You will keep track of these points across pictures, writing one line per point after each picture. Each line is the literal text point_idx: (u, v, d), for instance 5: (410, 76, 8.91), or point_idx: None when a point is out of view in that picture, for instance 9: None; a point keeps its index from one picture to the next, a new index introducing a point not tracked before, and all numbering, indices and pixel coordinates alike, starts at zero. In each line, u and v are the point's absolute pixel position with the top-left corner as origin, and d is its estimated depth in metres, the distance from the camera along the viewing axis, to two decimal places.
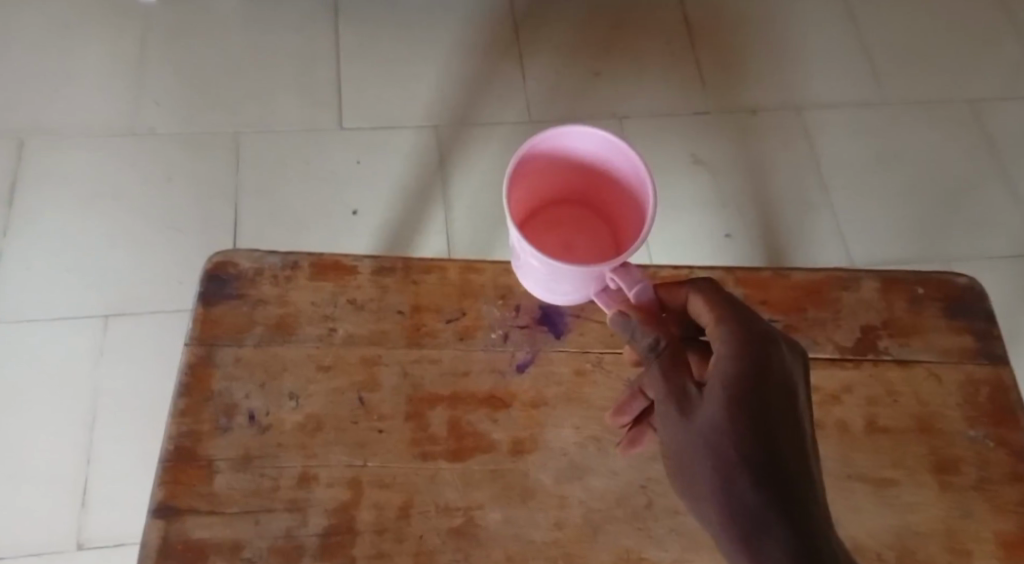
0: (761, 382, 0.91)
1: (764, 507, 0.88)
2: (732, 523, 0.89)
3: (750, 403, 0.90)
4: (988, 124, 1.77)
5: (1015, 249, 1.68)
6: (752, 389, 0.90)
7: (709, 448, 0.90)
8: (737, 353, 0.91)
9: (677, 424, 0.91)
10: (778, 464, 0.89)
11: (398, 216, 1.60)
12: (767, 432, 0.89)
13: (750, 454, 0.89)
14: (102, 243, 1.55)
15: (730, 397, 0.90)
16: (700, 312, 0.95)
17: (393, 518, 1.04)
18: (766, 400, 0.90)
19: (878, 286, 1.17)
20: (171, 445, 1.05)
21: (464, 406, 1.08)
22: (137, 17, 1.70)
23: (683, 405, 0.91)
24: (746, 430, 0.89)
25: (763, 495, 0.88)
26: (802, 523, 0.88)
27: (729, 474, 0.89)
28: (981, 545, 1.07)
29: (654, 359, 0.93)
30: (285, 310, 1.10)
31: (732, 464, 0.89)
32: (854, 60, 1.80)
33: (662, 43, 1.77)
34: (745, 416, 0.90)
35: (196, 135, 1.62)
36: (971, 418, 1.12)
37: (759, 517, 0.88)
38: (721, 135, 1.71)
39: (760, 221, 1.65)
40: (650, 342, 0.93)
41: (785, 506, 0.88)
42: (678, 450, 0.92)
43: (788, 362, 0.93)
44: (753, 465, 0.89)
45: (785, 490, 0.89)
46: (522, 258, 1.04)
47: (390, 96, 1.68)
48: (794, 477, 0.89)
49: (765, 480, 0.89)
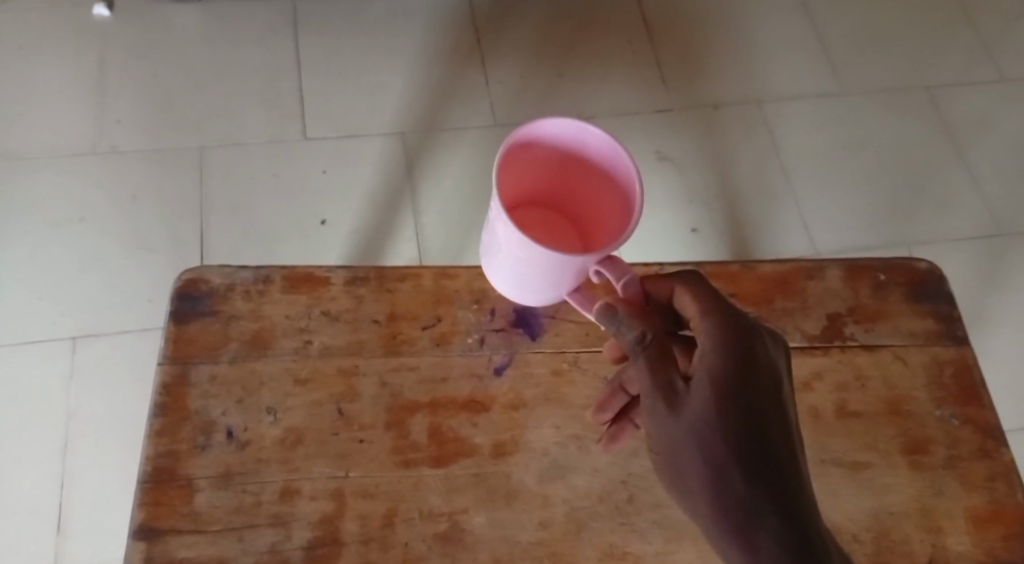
0: (748, 375, 0.92)
1: (755, 500, 0.90)
2: (724, 518, 0.91)
3: (739, 398, 0.91)
4: (942, 109, 1.81)
5: (969, 229, 1.72)
6: (740, 384, 0.92)
7: (700, 444, 0.91)
8: (723, 347, 0.93)
9: (667, 419, 0.92)
10: (768, 455, 0.91)
11: (364, 223, 1.60)
12: (756, 424, 0.91)
13: (741, 447, 0.91)
14: (66, 264, 1.53)
15: (718, 392, 0.91)
16: (686, 307, 0.97)
17: (378, 528, 1.04)
18: (754, 394, 0.92)
19: (843, 274, 1.19)
20: (151, 466, 1.04)
21: (444, 412, 1.08)
22: (92, 35, 1.68)
23: (671, 400, 0.92)
24: (736, 424, 0.91)
25: (754, 489, 0.90)
26: (792, 512, 0.90)
27: (721, 469, 0.91)
28: (954, 521, 1.09)
29: (641, 352, 0.93)
30: (259, 325, 1.10)
31: (724, 459, 0.91)
32: (808, 51, 1.84)
33: (623, 43, 1.79)
34: (733, 410, 0.91)
35: (158, 152, 1.61)
36: (938, 398, 1.14)
37: (752, 511, 0.90)
38: (683, 130, 1.73)
39: (725, 213, 1.67)
40: (636, 335, 0.93)
41: (777, 499, 0.90)
42: (669, 446, 0.93)
43: (773, 354, 0.95)
44: (744, 459, 0.90)
45: (776, 482, 0.90)
46: (498, 261, 1.03)
47: (354, 105, 1.68)
48: (784, 469, 0.91)
49: (756, 472, 0.90)
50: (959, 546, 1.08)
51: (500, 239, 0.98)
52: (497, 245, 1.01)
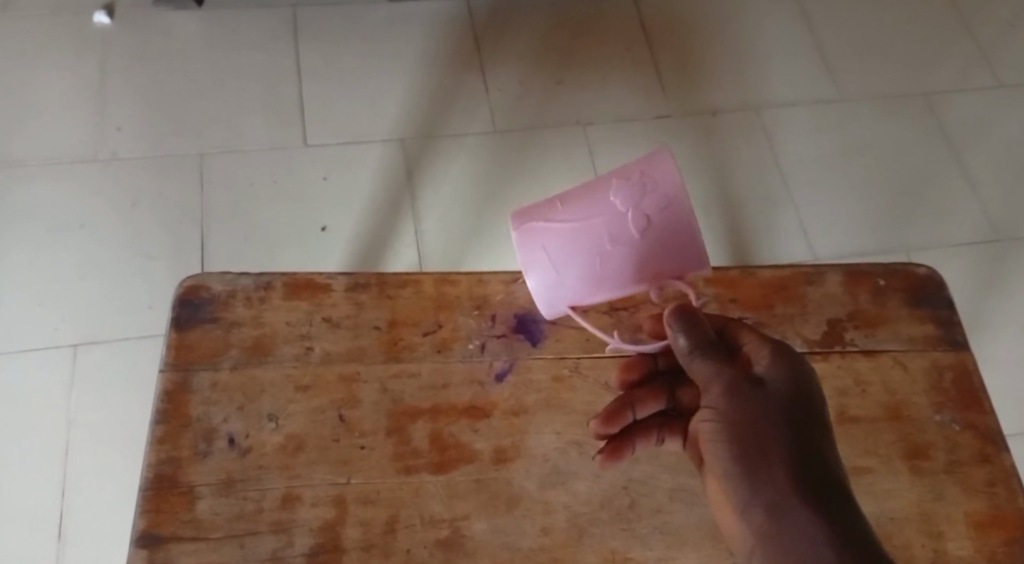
0: (800, 376, 0.97)
1: (816, 491, 0.94)
2: (788, 510, 0.93)
3: (799, 402, 0.96)
4: (940, 115, 1.81)
5: (968, 235, 1.72)
6: (800, 389, 0.97)
7: (765, 440, 0.95)
8: (783, 355, 0.98)
9: (732, 416, 0.96)
10: (821, 451, 0.96)
11: (364, 229, 1.60)
12: (812, 425, 0.96)
13: (800, 442, 0.95)
14: (67, 271, 1.53)
15: (781, 394, 0.96)
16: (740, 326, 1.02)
17: (380, 534, 1.04)
18: (811, 401, 0.97)
19: (842, 279, 1.19)
20: (152, 472, 1.04)
21: (445, 418, 1.08)
22: (93, 43, 1.68)
23: (736, 397, 0.96)
24: (796, 426, 0.95)
25: (814, 486, 0.94)
26: (849, 503, 0.94)
27: (784, 465, 0.94)
28: (955, 526, 1.09)
29: (708, 351, 0.97)
30: (260, 332, 1.10)
31: (785, 452, 0.94)
32: (807, 57, 1.84)
33: (621, 50, 1.79)
34: (791, 409, 0.96)
35: (158, 159, 1.61)
36: (938, 404, 1.14)
37: (815, 506, 0.93)
38: (682, 137, 1.73)
39: (723, 219, 1.68)
40: (705, 336, 0.98)
41: (835, 498, 0.94)
42: (730, 442, 0.96)
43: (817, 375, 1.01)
44: (803, 453, 0.95)
45: (832, 483, 0.94)
46: (555, 241, 1.02)
47: (354, 112, 1.68)
48: (837, 474, 0.96)
49: (814, 465, 0.95)
50: (960, 551, 1.08)
51: (609, 222, 0.99)
52: (585, 225, 1.00)
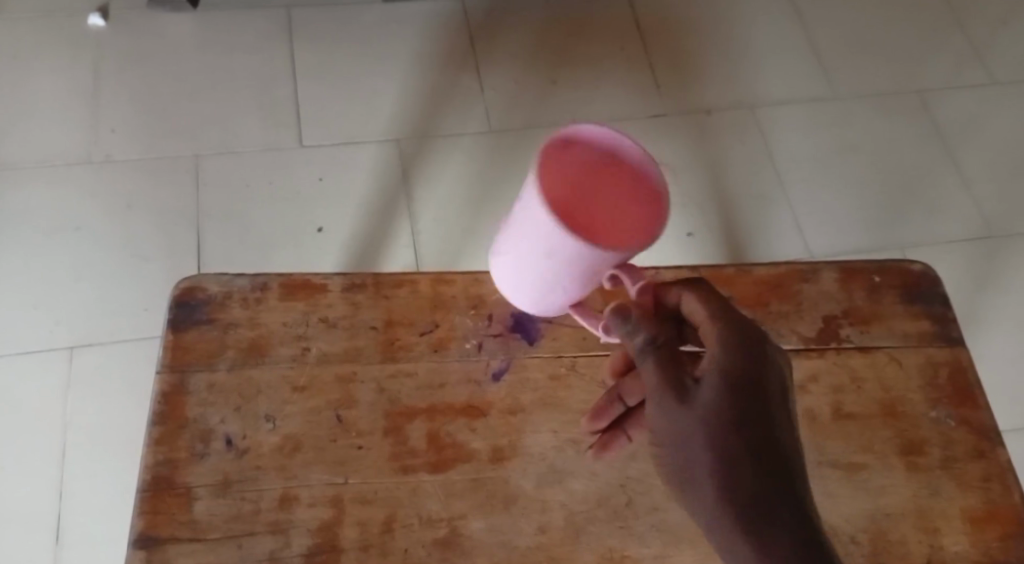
0: (752, 375, 0.93)
1: (760, 496, 0.91)
2: (732, 513, 0.91)
3: (751, 399, 0.93)
4: (934, 113, 1.82)
5: (962, 232, 1.72)
6: (751, 384, 0.93)
7: (711, 441, 0.92)
8: (735, 347, 0.94)
9: (677, 414, 0.93)
10: (775, 457, 0.92)
11: (360, 230, 1.60)
12: (764, 421, 0.93)
13: (748, 442, 0.92)
14: (62, 274, 1.53)
15: (730, 390, 0.93)
16: (695, 312, 0.98)
17: (377, 534, 1.04)
18: (764, 395, 0.93)
19: (837, 277, 1.20)
20: (149, 474, 1.04)
21: (441, 418, 1.09)
22: (87, 46, 1.68)
23: (682, 394, 0.93)
24: (746, 424, 0.92)
25: (764, 488, 0.91)
26: (796, 508, 0.91)
27: (730, 468, 0.92)
28: (950, 522, 1.09)
29: (653, 351, 0.95)
30: (257, 332, 1.10)
31: (731, 453, 0.92)
32: (800, 55, 1.85)
33: (616, 49, 1.80)
34: (740, 406, 0.92)
35: (153, 161, 1.61)
36: (933, 399, 1.15)
37: (762, 509, 0.91)
38: (676, 135, 1.74)
39: (719, 217, 1.68)
40: (648, 337, 0.95)
41: (787, 500, 0.91)
42: (675, 444, 0.93)
43: (781, 361, 0.97)
44: (752, 460, 0.92)
45: (785, 484, 0.92)
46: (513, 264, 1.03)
47: (349, 112, 1.68)
48: (793, 472, 0.92)
49: (761, 469, 0.91)
50: (955, 546, 1.09)
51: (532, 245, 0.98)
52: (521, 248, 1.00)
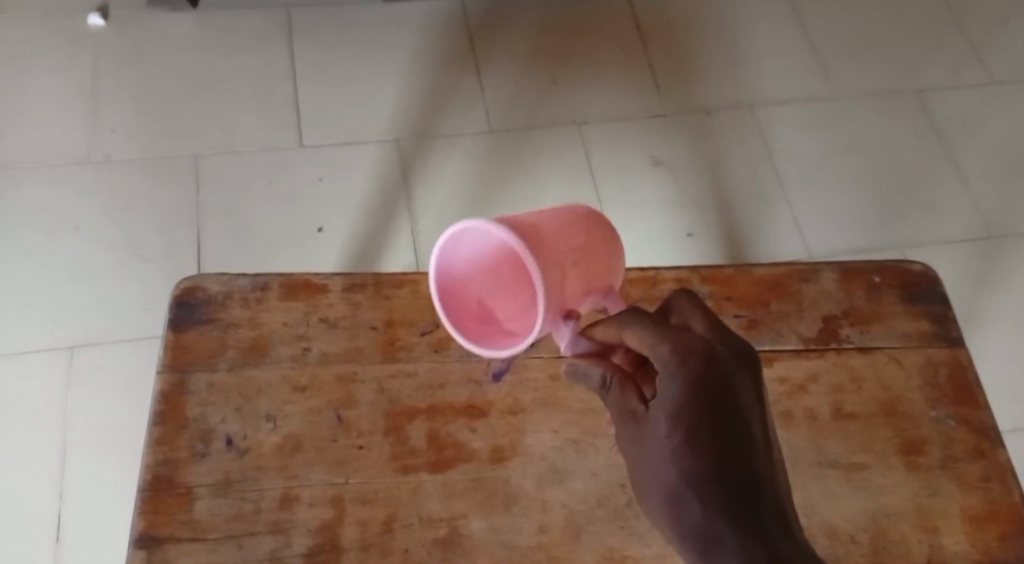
0: (688, 397, 0.90)
1: (706, 521, 0.87)
2: (683, 538, 0.89)
3: (689, 422, 0.89)
4: (932, 112, 1.82)
5: (961, 231, 1.73)
6: (690, 407, 0.90)
7: (658, 470, 0.91)
8: (672, 371, 0.91)
9: (632, 448, 0.94)
10: (722, 478, 0.88)
11: (360, 230, 1.60)
12: (706, 443, 0.89)
13: (690, 467, 0.89)
14: (62, 274, 1.53)
15: (671, 416, 0.90)
16: (636, 344, 0.94)
17: (378, 534, 1.04)
18: (705, 416, 0.89)
19: (837, 277, 1.20)
20: (150, 474, 1.04)
21: (442, 418, 1.09)
22: (85, 46, 1.68)
23: (633, 427, 0.94)
24: (687, 448, 0.89)
25: (709, 510, 0.87)
26: (745, 531, 0.86)
27: (676, 493, 0.89)
28: (951, 521, 1.09)
29: (607, 392, 0.96)
30: (257, 333, 1.10)
31: (676, 480, 0.89)
32: (799, 55, 1.85)
33: (616, 49, 1.80)
34: (679, 433, 0.90)
35: (152, 161, 1.61)
36: (933, 399, 1.15)
37: (708, 533, 0.87)
38: (676, 135, 1.74)
39: (719, 216, 1.68)
40: (598, 378, 0.96)
41: (733, 522, 0.87)
42: (635, 475, 0.94)
43: (730, 375, 0.91)
44: (697, 484, 0.88)
45: (733, 505, 0.87)
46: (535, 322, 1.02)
47: (348, 112, 1.68)
48: (742, 492, 0.88)
49: (706, 492, 0.88)
50: (956, 546, 1.09)
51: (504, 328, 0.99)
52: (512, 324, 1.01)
